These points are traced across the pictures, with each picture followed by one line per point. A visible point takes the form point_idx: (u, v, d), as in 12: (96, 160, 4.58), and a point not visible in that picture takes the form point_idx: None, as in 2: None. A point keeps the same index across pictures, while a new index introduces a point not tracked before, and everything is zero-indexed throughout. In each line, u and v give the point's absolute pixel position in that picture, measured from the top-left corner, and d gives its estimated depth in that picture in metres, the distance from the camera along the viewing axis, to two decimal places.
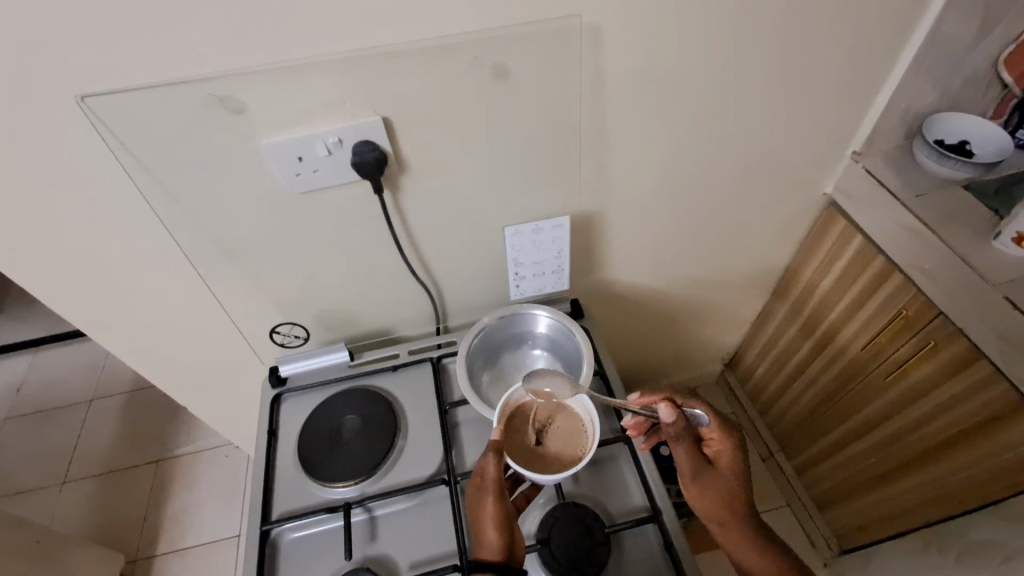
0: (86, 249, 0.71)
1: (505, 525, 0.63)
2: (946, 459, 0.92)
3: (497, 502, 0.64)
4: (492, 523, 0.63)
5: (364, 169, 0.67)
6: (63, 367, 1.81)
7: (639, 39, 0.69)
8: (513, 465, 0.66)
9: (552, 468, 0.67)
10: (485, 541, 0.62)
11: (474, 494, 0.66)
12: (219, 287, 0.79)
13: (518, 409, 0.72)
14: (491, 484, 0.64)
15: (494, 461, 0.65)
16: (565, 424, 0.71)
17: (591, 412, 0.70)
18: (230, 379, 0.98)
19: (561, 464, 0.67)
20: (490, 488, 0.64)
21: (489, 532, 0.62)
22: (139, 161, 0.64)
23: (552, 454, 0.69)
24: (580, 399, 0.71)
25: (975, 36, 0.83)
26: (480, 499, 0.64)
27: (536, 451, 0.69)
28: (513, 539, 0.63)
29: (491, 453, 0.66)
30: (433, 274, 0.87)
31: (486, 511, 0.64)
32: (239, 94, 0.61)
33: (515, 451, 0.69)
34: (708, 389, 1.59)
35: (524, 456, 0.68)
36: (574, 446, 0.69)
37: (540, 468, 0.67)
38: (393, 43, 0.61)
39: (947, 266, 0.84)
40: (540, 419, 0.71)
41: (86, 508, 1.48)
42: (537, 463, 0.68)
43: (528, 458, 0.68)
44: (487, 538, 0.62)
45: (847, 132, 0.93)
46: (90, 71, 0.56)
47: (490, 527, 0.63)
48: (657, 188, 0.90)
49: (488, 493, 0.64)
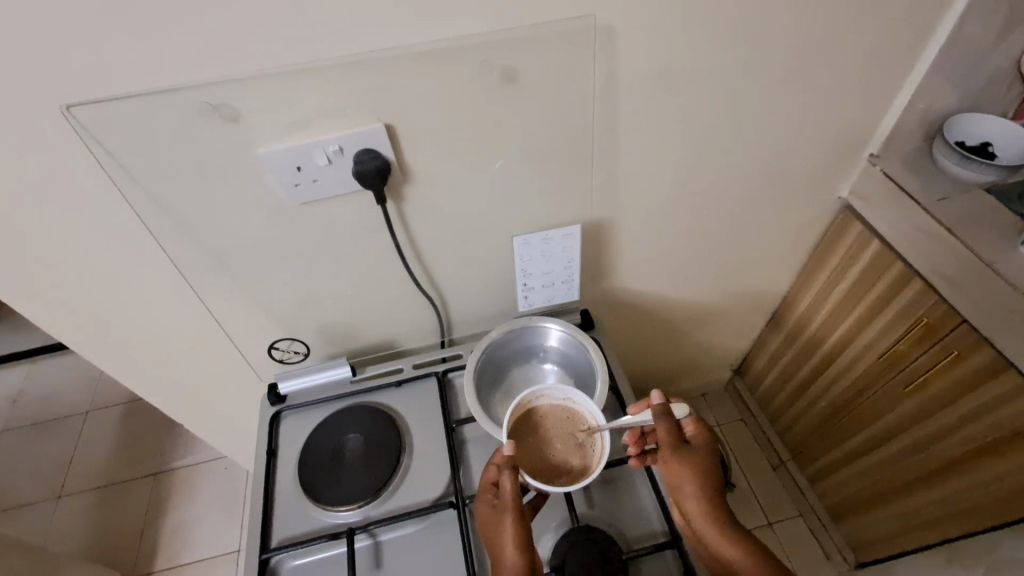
0: (76, 264, 0.68)
1: (525, 543, 0.59)
2: (972, 472, 0.89)
3: (516, 519, 0.60)
4: (511, 541, 0.59)
5: (366, 179, 0.64)
6: (62, 376, 1.78)
7: (656, 39, 0.66)
8: (531, 482, 0.62)
9: (567, 479, 0.65)
10: (504, 563, 0.59)
11: (492, 514, 0.63)
12: (216, 302, 0.76)
13: (521, 422, 0.69)
14: (508, 500, 0.61)
15: (512, 478, 0.61)
16: (573, 431, 0.68)
17: (596, 413, 0.68)
18: (228, 395, 0.95)
19: (574, 474, 0.65)
20: (509, 505, 0.61)
21: (508, 553, 0.58)
22: (129, 172, 0.60)
23: (563, 465, 0.66)
24: (582, 402, 0.69)
25: (999, 34, 0.80)
26: (498, 519, 0.61)
27: (547, 462, 0.66)
28: (534, 559, 0.59)
29: (508, 469, 0.62)
30: (438, 286, 0.84)
31: (504, 530, 0.60)
32: (233, 101, 0.57)
33: (526, 464, 0.66)
34: (717, 396, 1.56)
35: (536, 469, 0.65)
36: (585, 454, 0.66)
37: (554, 480, 0.65)
38: (397, 46, 0.58)
39: (973, 272, 0.81)
40: (548, 428, 0.69)
41: (82, 523, 1.45)
42: (551, 475, 0.65)
43: (541, 471, 0.65)
44: (506, 559, 0.59)
45: (863, 134, 0.90)
46: (77, 79, 0.53)
47: (509, 547, 0.59)
48: (670, 194, 0.87)
49: (506, 511, 0.61)
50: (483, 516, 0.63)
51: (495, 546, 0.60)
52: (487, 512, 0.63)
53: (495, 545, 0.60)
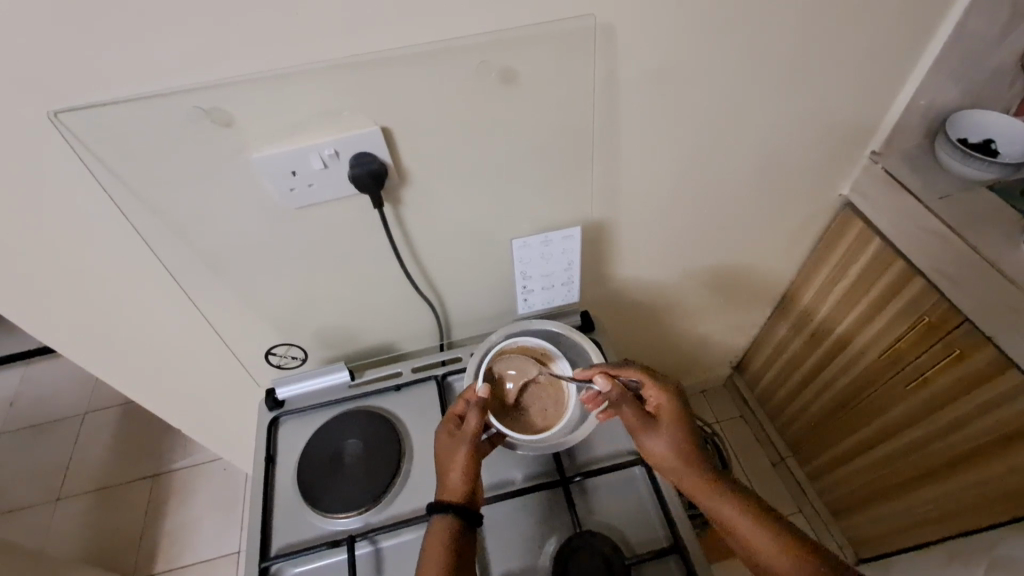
0: (69, 273, 0.67)
1: (471, 477, 0.64)
2: (974, 470, 0.88)
3: (470, 452, 0.64)
4: (459, 472, 0.64)
5: (362, 183, 0.63)
6: (58, 379, 1.77)
7: (657, 38, 0.65)
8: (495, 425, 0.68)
9: (531, 427, 0.71)
10: (449, 484, 0.63)
11: (448, 439, 0.66)
12: (211, 308, 0.75)
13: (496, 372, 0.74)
14: (467, 435, 0.65)
15: (478, 416, 0.65)
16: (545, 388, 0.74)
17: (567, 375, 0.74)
18: (225, 400, 0.94)
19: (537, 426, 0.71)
20: (466, 439, 0.65)
21: (455, 477, 0.63)
22: (121, 180, 0.59)
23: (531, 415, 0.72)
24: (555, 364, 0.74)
25: (1004, 30, 0.79)
26: (455, 447, 0.65)
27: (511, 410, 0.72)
28: (473, 492, 0.64)
29: (477, 407, 0.66)
30: (436, 288, 0.83)
31: (456, 456, 0.65)
32: (225, 105, 0.56)
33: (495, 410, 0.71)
34: (716, 392, 1.56)
35: (503, 416, 0.71)
36: (549, 405, 0.72)
37: (516, 427, 0.71)
38: (391, 47, 0.57)
39: (975, 271, 0.80)
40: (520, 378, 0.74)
41: (82, 526, 1.44)
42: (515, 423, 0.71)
43: (506, 418, 0.71)
44: (451, 480, 0.64)
45: (865, 130, 0.89)
46: (64, 83, 0.52)
47: (459, 469, 0.64)
48: (670, 193, 0.86)
49: (464, 444, 0.65)
50: (439, 438, 0.67)
51: (445, 468, 0.65)
52: (445, 435, 0.66)
53: (441, 463, 0.65)
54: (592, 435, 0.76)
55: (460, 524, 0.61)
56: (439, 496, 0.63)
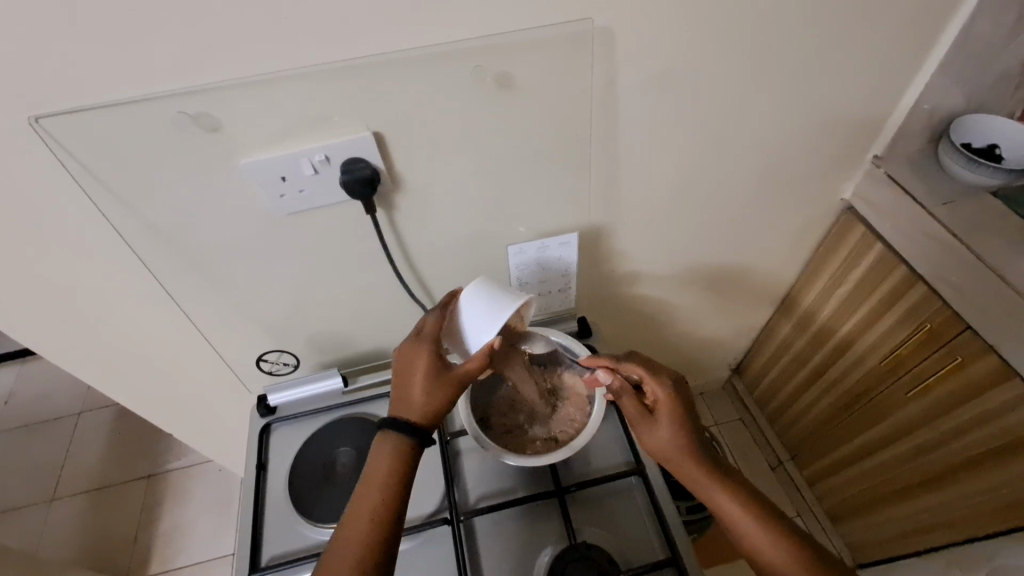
0: (55, 280, 0.66)
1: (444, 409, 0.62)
2: (975, 479, 0.87)
3: (454, 390, 0.62)
4: (436, 403, 0.61)
5: (354, 190, 0.61)
6: (52, 379, 1.76)
7: (656, 41, 0.64)
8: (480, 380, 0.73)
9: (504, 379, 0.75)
10: (414, 405, 0.62)
11: (433, 369, 0.62)
12: (200, 314, 0.74)
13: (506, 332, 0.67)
14: (458, 377, 0.62)
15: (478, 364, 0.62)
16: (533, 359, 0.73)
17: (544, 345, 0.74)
18: (217, 406, 0.93)
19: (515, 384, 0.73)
20: (457, 379, 0.62)
21: (427, 402, 0.61)
22: (106, 186, 0.58)
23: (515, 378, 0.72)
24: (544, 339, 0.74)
25: (1010, 35, 0.78)
26: (435, 377, 0.62)
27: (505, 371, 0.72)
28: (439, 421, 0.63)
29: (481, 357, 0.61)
30: (431, 293, 0.82)
31: (428, 382, 0.62)
32: (213, 111, 0.55)
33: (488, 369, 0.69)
34: (715, 395, 1.55)
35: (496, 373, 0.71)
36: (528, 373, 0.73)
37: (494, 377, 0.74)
38: (384, 52, 0.56)
39: (978, 278, 0.79)
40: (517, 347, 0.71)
41: (76, 527, 1.44)
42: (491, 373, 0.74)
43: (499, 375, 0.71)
44: (417, 401, 0.62)
45: (867, 134, 0.88)
46: (45, 88, 0.51)
47: (428, 395, 0.61)
48: (669, 198, 0.84)
49: (449, 380, 0.62)
50: (412, 360, 0.63)
51: (418, 392, 0.62)
52: (420, 359, 0.63)
53: (411, 381, 0.62)
54: (589, 445, 0.75)
55: (408, 454, 0.60)
56: (400, 413, 0.62)
